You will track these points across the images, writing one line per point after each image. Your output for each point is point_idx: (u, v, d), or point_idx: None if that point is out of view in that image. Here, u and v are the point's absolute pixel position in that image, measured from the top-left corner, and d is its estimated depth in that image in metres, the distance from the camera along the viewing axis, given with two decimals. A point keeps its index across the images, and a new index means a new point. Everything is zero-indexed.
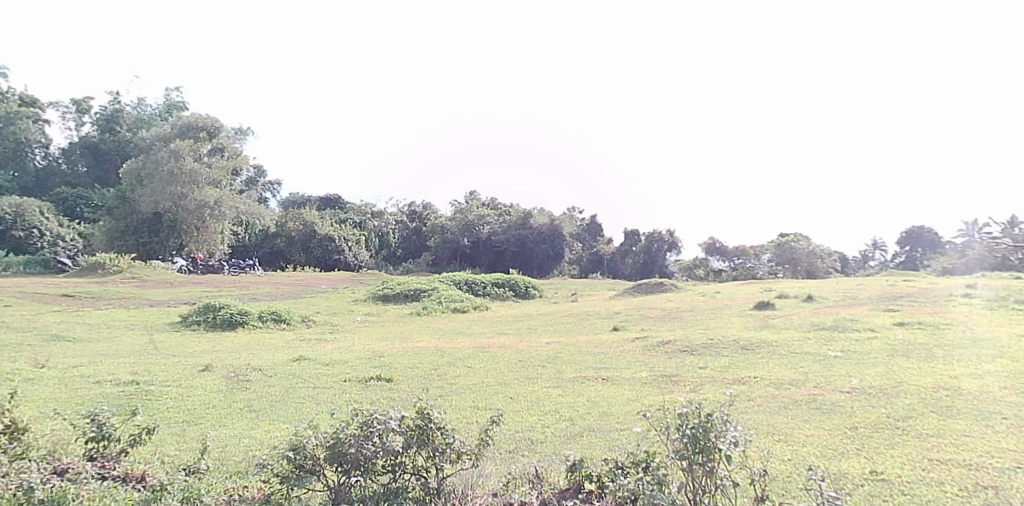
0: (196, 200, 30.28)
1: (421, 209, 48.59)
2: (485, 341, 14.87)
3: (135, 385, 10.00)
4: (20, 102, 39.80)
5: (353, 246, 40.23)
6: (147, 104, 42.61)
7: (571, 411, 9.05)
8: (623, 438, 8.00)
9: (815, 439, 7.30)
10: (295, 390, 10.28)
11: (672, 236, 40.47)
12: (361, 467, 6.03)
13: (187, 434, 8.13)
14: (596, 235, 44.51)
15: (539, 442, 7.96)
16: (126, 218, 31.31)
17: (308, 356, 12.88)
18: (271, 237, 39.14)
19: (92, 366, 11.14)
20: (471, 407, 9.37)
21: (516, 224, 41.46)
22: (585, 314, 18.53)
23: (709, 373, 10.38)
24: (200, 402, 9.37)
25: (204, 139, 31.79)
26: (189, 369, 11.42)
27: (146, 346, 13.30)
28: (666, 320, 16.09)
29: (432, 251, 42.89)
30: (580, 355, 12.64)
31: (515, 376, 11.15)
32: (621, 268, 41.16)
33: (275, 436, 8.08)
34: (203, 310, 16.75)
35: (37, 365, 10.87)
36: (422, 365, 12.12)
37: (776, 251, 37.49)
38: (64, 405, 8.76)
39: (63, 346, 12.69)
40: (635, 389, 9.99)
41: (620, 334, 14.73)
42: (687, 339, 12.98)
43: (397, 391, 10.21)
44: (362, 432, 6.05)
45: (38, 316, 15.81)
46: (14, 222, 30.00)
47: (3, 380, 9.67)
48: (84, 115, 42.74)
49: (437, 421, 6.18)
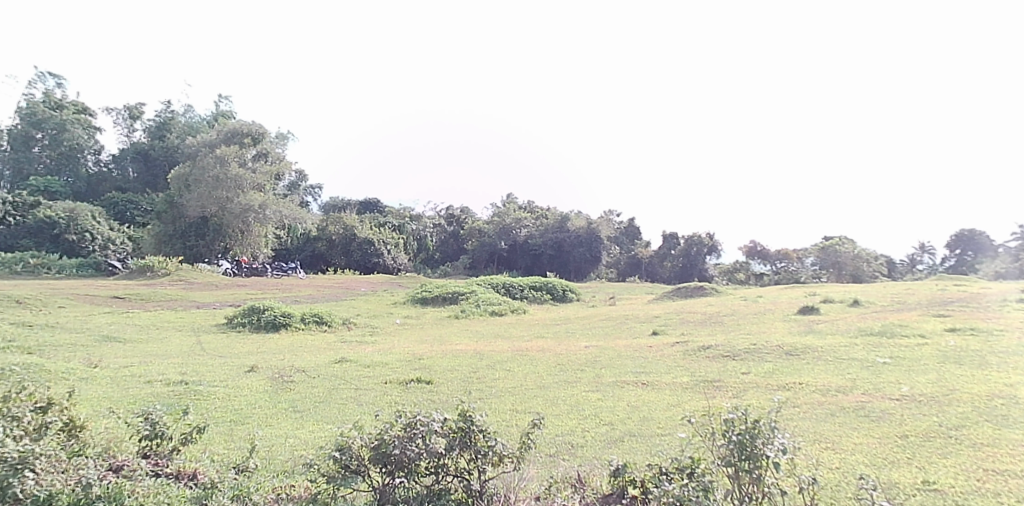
0: (241, 204, 30.85)
1: (459, 213, 48.94)
2: (524, 345, 14.92)
3: (185, 385, 10.23)
4: (74, 109, 41.17)
5: (392, 249, 40.60)
6: (195, 112, 43.64)
7: (611, 416, 9.04)
8: (665, 443, 7.97)
9: (865, 447, 7.18)
10: (338, 391, 10.41)
11: (712, 240, 40.13)
12: (405, 468, 6.11)
13: (234, 434, 8.27)
14: (634, 238, 44.31)
15: (580, 447, 7.96)
16: (174, 223, 32.06)
17: (350, 358, 13.05)
18: (311, 241, 39.62)
19: (143, 366, 11.43)
20: (510, 410, 9.40)
21: (553, 227, 41.44)
22: (623, 318, 18.44)
23: (752, 379, 10.27)
24: (247, 403, 9.55)
25: (250, 144, 32.27)
26: (236, 370, 11.67)
27: (194, 347, 13.63)
28: (706, 324, 15.93)
29: (469, 254, 43.28)
30: (620, 359, 12.59)
31: (554, 379, 11.15)
32: (659, 272, 40.92)
33: (320, 437, 8.19)
34: (248, 311, 17.05)
35: (91, 365, 11.20)
36: (461, 367, 12.21)
37: (820, 255, 36.97)
38: (118, 404, 9.00)
39: (114, 346, 13.04)
40: (676, 394, 9.92)
41: (660, 338, 14.65)
42: (730, 344, 12.84)
43: (437, 394, 10.29)
44: (406, 433, 6.12)
45: (91, 317, 16.32)
46: (68, 225, 30.90)
47: (59, 378, 9.94)
48: (134, 121, 43.96)
49: (479, 424, 6.22)
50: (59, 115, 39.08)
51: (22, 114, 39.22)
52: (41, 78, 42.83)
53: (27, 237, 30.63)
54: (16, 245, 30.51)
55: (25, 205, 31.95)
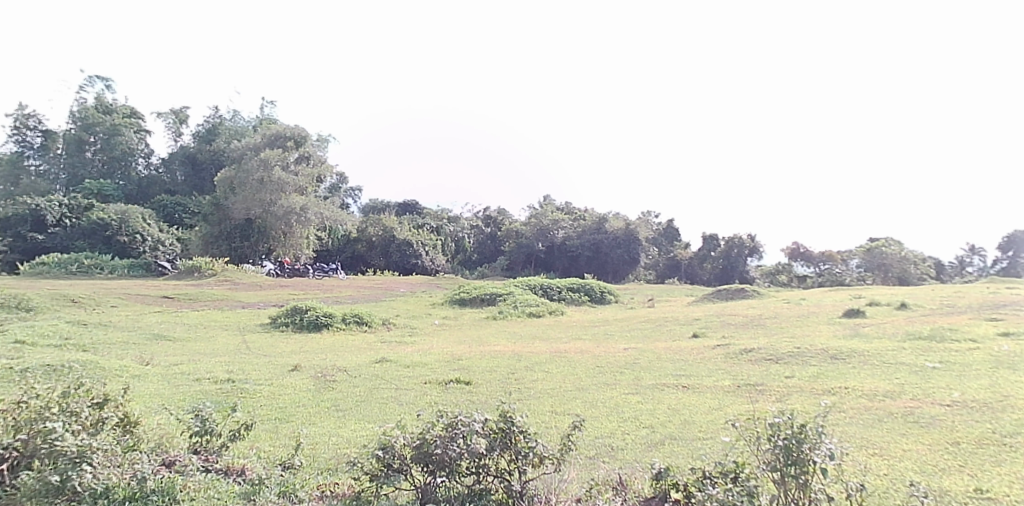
0: (284, 206, 31.34)
1: (496, 214, 49.06)
2: (562, 346, 14.91)
3: (232, 383, 10.44)
4: (124, 113, 42.22)
5: (430, 250, 40.94)
6: (240, 115, 44.49)
7: (651, 418, 9.00)
8: (707, 447, 7.92)
9: (914, 454, 7.05)
10: (379, 390, 10.54)
11: (753, 241, 39.70)
12: (446, 468, 6.17)
13: (280, 431, 8.43)
14: (673, 239, 43.98)
15: (620, 449, 7.94)
16: (220, 224, 32.73)
17: (390, 358, 13.19)
18: (352, 242, 40.02)
19: (191, 364, 11.68)
20: (550, 411, 9.42)
21: (591, 228, 41.27)
22: (662, 320, 18.33)
23: (797, 383, 10.13)
24: (291, 401, 9.70)
25: (292, 147, 32.75)
26: (280, 369, 11.86)
27: (240, 346, 13.90)
28: (748, 327, 15.74)
29: (506, 256, 43.38)
30: (659, 361, 12.51)
31: (593, 381, 11.14)
32: (699, 274, 40.59)
33: (362, 436, 8.29)
34: (292, 311, 17.33)
35: (143, 362, 11.51)
36: (500, 368, 12.27)
37: (865, 257, 36.35)
38: (168, 401, 9.22)
39: (164, 345, 13.37)
40: (718, 397, 9.85)
41: (700, 341, 14.52)
42: (772, 347, 12.68)
43: (477, 394, 10.35)
44: (448, 433, 6.18)
45: (141, 316, 16.74)
46: (119, 227, 31.72)
47: (114, 375, 10.24)
48: (182, 124, 44.97)
49: (520, 425, 6.26)
50: (110, 120, 40.14)
51: (75, 119, 40.33)
52: (91, 82, 43.96)
53: (82, 239, 31.51)
54: (71, 246, 31.34)
55: (78, 209, 32.86)
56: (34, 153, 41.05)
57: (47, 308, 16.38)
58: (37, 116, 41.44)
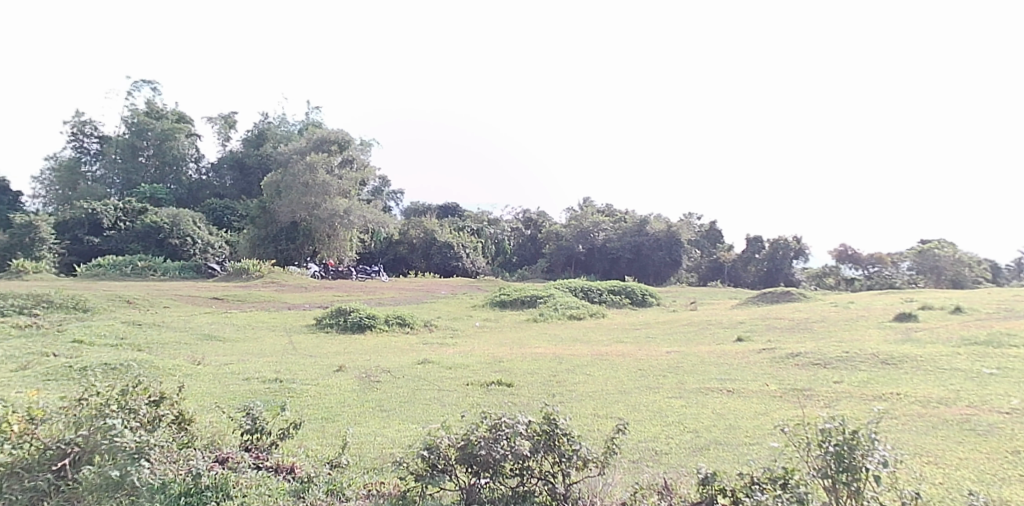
0: (328, 209, 31.91)
1: (536, 216, 49.07)
2: (603, 349, 14.86)
3: (279, 383, 10.64)
4: (174, 118, 43.25)
5: (470, 252, 41.21)
6: (287, 121, 45.31)
7: (696, 423, 8.92)
8: (754, 452, 7.82)
9: (971, 463, 6.87)
10: (422, 392, 10.62)
11: (799, 243, 39.07)
12: (490, 469, 6.20)
13: (327, 430, 8.55)
14: (715, 241, 43.48)
15: (664, 453, 7.89)
16: (267, 227, 33.32)
17: (432, 359, 13.26)
18: (393, 245, 40.15)
19: (241, 364, 11.94)
20: (592, 414, 9.39)
21: (632, 231, 40.90)
22: (705, 323, 18.13)
23: (846, 388, 9.95)
24: (338, 401, 9.84)
25: (336, 152, 33.24)
26: (325, 369, 12.03)
27: (287, 346, 14.16)
28: (795, 331, 15.48)
29: (546, 258, 43.37)
30: (703, 365, 12.38)
31: (636, 385, 11.08)
32: (743, 276, 40.11)
33: (406, 436, 8.36)
34: (336, 312, 17.57)
35: (194, 362, 11.78)
36: (541, 370, 12.27)
37: (917, 259, 35.63)
38: (220, 399, 9.45)
39: (215, 345, 13.67)
40: (764, 402, 9.72)
41: (745, 345, 14.31)
42: (820, 351, 12.45)
43: (520, 397, 10.35)
44: (491, 434, 6.21)
45: (192, 317, 17.14)
46: (171, 230, 32.53)
47: (169, 373, 10.53)
48: (229, 128, 45.93)
49: (563, 427, 6.26)
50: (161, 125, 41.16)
51: (128, 125, 41.46)
52: (139, 87, 45.08)
53: (136, 242, 32.37)
54: (125, 248, 32.21)
55: (133, 212, 33.78)
56: (90, 158, 42.33)
57: (103, 308, 16.87)
58: (94, 122, 42.72)
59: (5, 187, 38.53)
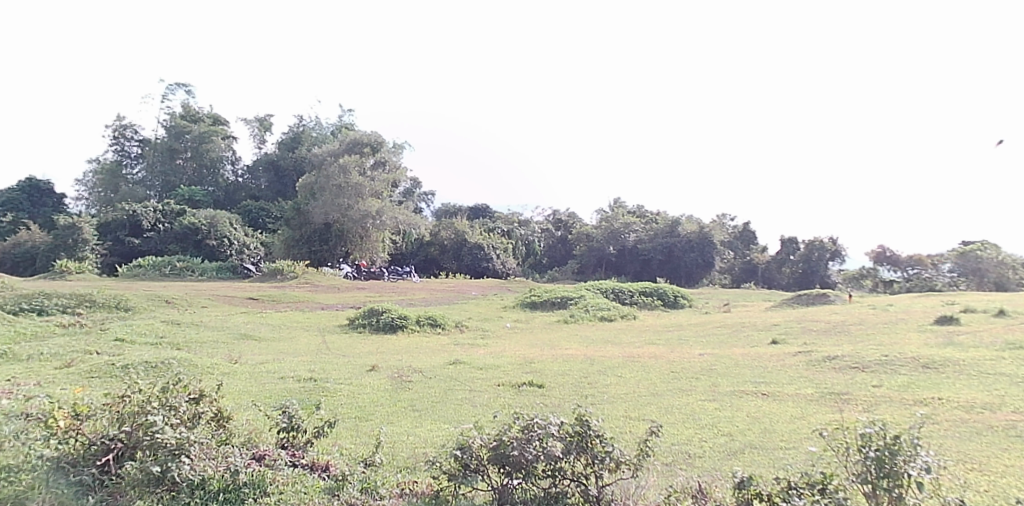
0: (361, 210, 32.20)
1: (567, 217, 49.04)
2: (636, 351, 14.76)
3: (314, 382, 10.74)
4: (211, 122, 43.93)
5: (500, 253, 41.32)
6: (321, 123, 45.82)
7: (730, 426, 8.82)
8: (790, 457, 7.71)
9: (1017, 470, 6.71)
10: (453, 392, 10.62)
11: (835, 245, 38.51)
12: (523, 470, 6.18)
13: (361, 429, 8.60)
14: (749, 242, 43.12)
15: (698, 457, 7.81)
16: (301, 228, 33.67)
17: (464, 360, 13.28)
18: (424, 245, 40.32)
19: (276, 363, 12.07)
20: (624, 417, 9.33)
21: (663, 232, 40.62)
22: (739, 325, 17.95)
23: (885, 393, 9.77)
24: (371, 401, 9.90)
25: (369, 153, 33.46)
26: (358, 369, 12.12)
27: (321, 346, 14.28)
28: (831, 334, 15.25)
29: (577, 259, 43.29)
30: (737, 368, 12.23)
31: (669, 387, 10.98)
32: (777, 278, 39.64)
33: (439, 436, 8.38)
34: (368, 313, 17.69)
35: (231, 360, 11.92)
36: (573, 372, 12.23)
37: (958, 260, 34.95)
38: (257, 397, 9.57)
39: (251, 344, 13.84)
40: (800, 406, 9.57)
41: (780, 347, 14.14)
42: (858, 354, 12.24)
43: (551, 398, 10.34)
44: (524, 435, 6.19)
45: (229, 316, 17.36)
46: (208, 231, 33.03)
47: (208, 372, 10.69)
48: (265, 131, 46.55)
49: (596, 429, 6.22)
50: (199, 128, 41.85)
51: (166, 128, 42.20)
52: (174, 90, 45.82)
53: (174, 243, 32.92)
54: (164, 249, 32.79)
55: (172, 213, 34.35)
56: (131, 161, 43.18)
57: (143, 307, 17.16)
58: (134, 125, 43.57)
59: (50, 190, 39.44)
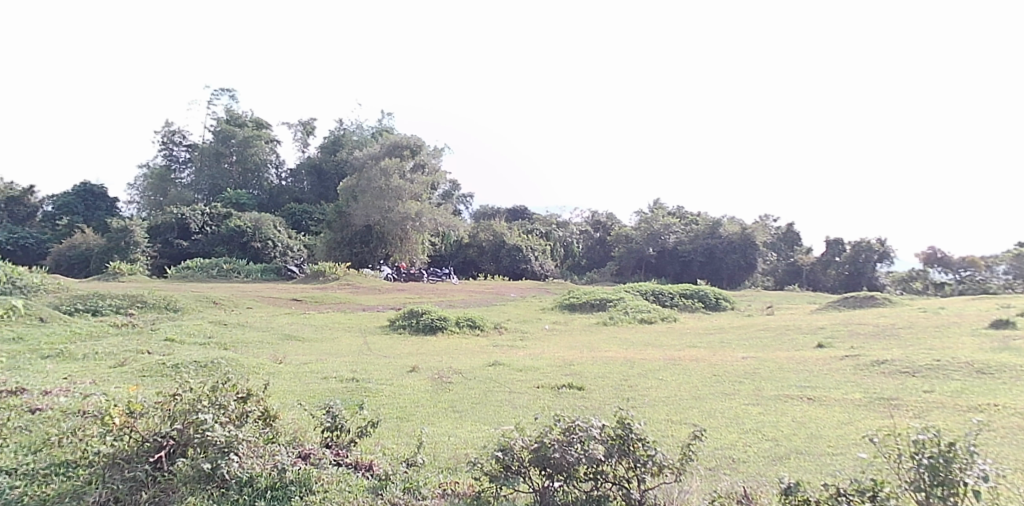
0: (401, 212, 32.46)
1: (606, 219, 48.82)
2: (676, 354, 14.63)
3: (356, 382, 10.85)
4: (255, 126, 44.72)
5: (539, 255, 41.33)
6: (363, 127, 46.32)
7: (775, 431, 8.68)
8: (838, 463, 7.55)
9: None
10: (493, 393, 10.63)
11: (883, 246, 37.75)
12: (564, 472, 6.15)
13: (402, 429, 8.66)
14: (793, 244, 42.50)
15: (742, 462, 7.70)
16: (342, 230, 34.04)
17: (503, 362, 13.28)
18: (463, 247, 40.49)
19: (319, 363, 12.22)
20: (666, 420, 9.24)
21: (704, 233, 40.16)
22: (783, 328, 17.66)
23: (937, 399, 9.52)
24: (412, 401, 9.98)
25: (408, 156, 33.70)
26: (399, 370, 12.21)
27: (363, 347, 14.42)
28: (880, 337, 14.91)
29: (616, 261, 43.04)
30: (781, 372, 12.02)
31: (711, 391, 10.85)
32: (822, 280, 38.95)
33: (479, 437, 8.40)
34: (408, 314, 17.80)
35: (276, 360, 12.10)
36: (613, 374, 12.14)
37: (1014, 262, 34.15)
38: (301, 397, 9.69)
39: (294, 344, 14.03)
40: (848, 411, 9.38)
41: (826, 351, 13.87)
42: (908, 359, 11.94)
43: (591, 400, 10.29)
44: (565, 437, 6.16)
45: (273, 317, 17.64)
46: (253, 234, 33.60)
47: (254, 372, 10.87)
48: (308, 135, 47.22)
49: (638, 432, 6.16)
50: (244, 132, 42.63)
51: (213, 133, 43.07)
52: (219, 95, 46.76)
53: (221, 245, 33.56)
54: (212, 252, 33.45)
55: (218, 216, 35.02)
56: (179, 166, 44.17)
57: (191, 308, 17.54)
58: (182, 131, 44.56)
59: (103, 194, 40.52)
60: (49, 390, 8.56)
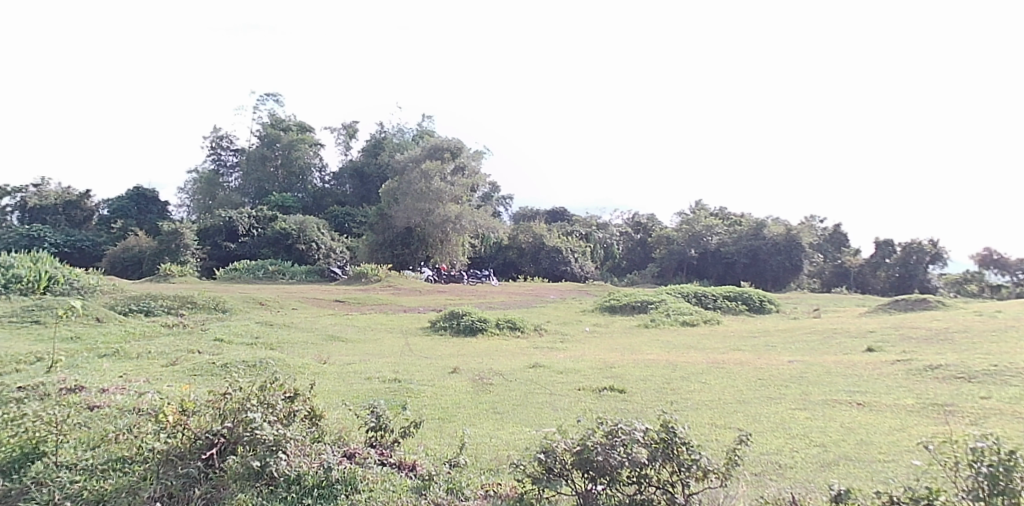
0: (441, 215, 32.66)
1: (647, 220, 48.48)
2: (720, 357, 14.43)
3: (398, 382, 10.91)
4: (299, 130, 45.40)
5: (579, 257, 41.21)
6: (404, 130, 46.72)
7: (823, 437, 8.50)
8: (890, 471, 7.35)
9: None
10: (534, 395, 10.60)
11: (935, 247, 36.82)
12: (607, 475, 6.10)
13: (444, 430, 8.68)
14: (840, 245, 41.72)
15: (789, 468, 7.55)
16: (383, 233, 34.34)
17: (544, 364, 13.25)
18: (503, 249, 40.56)
19: (362, 364, 12.33)
20: (710, 424, 9.11)
21: (748, 235, 39.59)
22: (831, 331, 17.30)
23: (994, 405, 9.23)
24: (453, 402, 10.00)
25: (449, 159, 33.86)
26: (440, 371, 12.25)
27: (405, 348, 14.50)
28: (931, 342, 14.53)
29: (658, 263, 42.68)
30: (829, 376, 11.78)
31: (756, 395, 10.67)
32: (872, 283, 38.11)
33: (520, 439, 8.37)
34: (449, 316, 17.87)
35: (321, 361, 12.23)
36: (655, 377, 12.01)
37: None
38: (345, 397, 9.79)
39: (338, 345, 14.18)
40: (899, 417, 9.14)
41: (876, 355, 13.56)
42: (962, 364, 11.61)
43: (633, 403, 10.19)
44: (608, 440, 6.10)
45: (317, 318, 17.86)
46: (297, 236, 34.08)
47: (300, 372, 11.01)
48: (350, 138, 47.78)
49: (682, 436, 6.08)
50: (289, 136, 43.31)
51: (258, 137, 43.84)
52: (265, 100, 47.57)
53: (266, 247, 34.10)
54: (258, 253, 34.03)
55: (264, 219, 35.60)
56: (227, 170, 45.05)
57: (239, 308, 17.85)
58: (229, 136, 45.44)
59: (155, 197, 41.47)
60: (106, 388, 8.76)
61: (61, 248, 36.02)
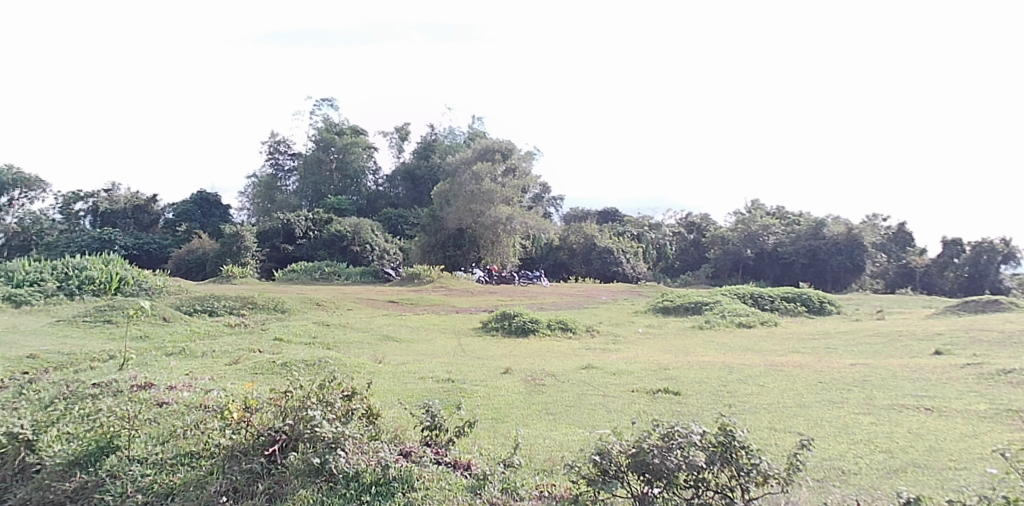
0: (492, 216, 32.73)
1: (701, 220, 47.82)
2: (778, 359, 14.09)
3: (452, 382, 10.94)
4: (353, 133, 46.05)
5: (631, 258, 40.86)
6: (456, 132, 47.01)
7: (890, 442, 8.20)
8: (962, 479, 7.06)
9: None
10: (587, 397, 10.50)
11: (1008, 246, 35.36)
12: (664, 479, 5.97)
13: (498, 430, 8.65)
14: (904, 245, 40.44)
15: (854, 474, 7.30)
16: (436, 234, 34.56)
17: (596, 365, 13.13)
18: (554, 250, 40.46)
19: (416, 363, 12.40)
20: (769, 428, 8.89)
21: (806, 235, 38.68)
22: (895, 334, 16.75)
23: None
24: (506, 402, 9.97)
25: (499, 160, 33.93)
26: (493, 371, 12.25)
27: (458, 348, 14.54)
28: (1003, 345, 13.94)
29: (712, 263, 42.02)
30: (894, 380, 11.38)
31: (817, 398, 10.38)
32: (938, 283, 36.89)
33: (574, 439, 8.29)
34: (501, 317, 17.87)
35: (376, 360, 12.34)
36: (711, 380, 11.79)
37: None
38: (400, 396, 9.85)
39: (393, 345, 14.30)
40: (970, 423, 8.77)
41: (944, 359, 13.07)
42: None
43: (688, 405, 10.01)
44: (664, 443, 5.99)
45: (372, 318, 18.05)
46: (352, 238, 34.55)
47: (356, 371, 11.12)
48: (403, 140, 48.29)
49: (741, 440, 5.92)
50: (343, 140, 43.98)
51: (314, 141, 44.63)
52: (320, 105, 48.42)
53: (322, 249, 34.64)
54: (314, 255, 34.59)
55: (320, 221, 36.20)
56: (284, 174, 46.00)
57: (298, 309, 18.17)
58: (286, 140, 46.38)
59: (217, 201, 42.55)
60: (174, 385, 8.98)
61: (129, 251, 37.21)
